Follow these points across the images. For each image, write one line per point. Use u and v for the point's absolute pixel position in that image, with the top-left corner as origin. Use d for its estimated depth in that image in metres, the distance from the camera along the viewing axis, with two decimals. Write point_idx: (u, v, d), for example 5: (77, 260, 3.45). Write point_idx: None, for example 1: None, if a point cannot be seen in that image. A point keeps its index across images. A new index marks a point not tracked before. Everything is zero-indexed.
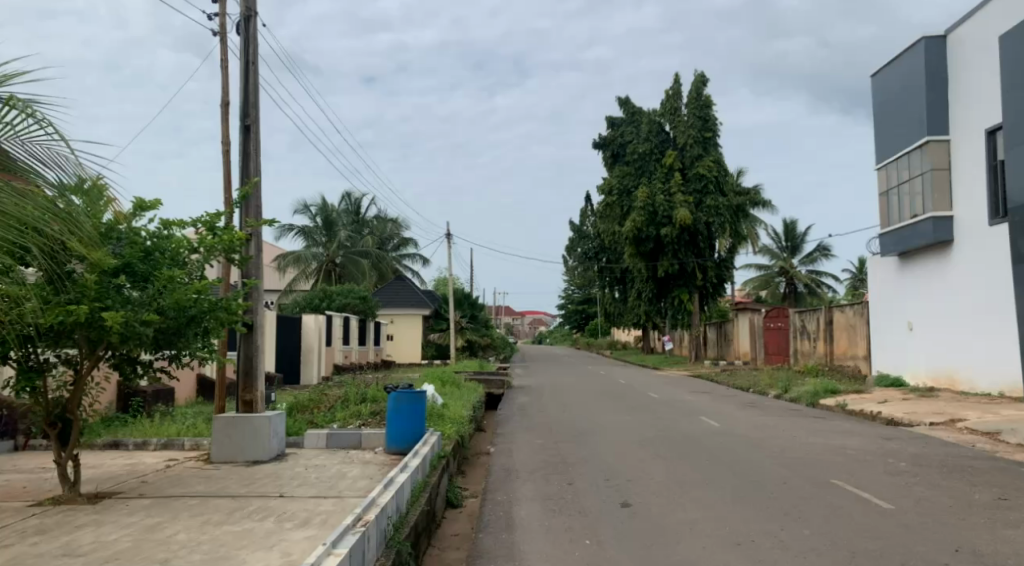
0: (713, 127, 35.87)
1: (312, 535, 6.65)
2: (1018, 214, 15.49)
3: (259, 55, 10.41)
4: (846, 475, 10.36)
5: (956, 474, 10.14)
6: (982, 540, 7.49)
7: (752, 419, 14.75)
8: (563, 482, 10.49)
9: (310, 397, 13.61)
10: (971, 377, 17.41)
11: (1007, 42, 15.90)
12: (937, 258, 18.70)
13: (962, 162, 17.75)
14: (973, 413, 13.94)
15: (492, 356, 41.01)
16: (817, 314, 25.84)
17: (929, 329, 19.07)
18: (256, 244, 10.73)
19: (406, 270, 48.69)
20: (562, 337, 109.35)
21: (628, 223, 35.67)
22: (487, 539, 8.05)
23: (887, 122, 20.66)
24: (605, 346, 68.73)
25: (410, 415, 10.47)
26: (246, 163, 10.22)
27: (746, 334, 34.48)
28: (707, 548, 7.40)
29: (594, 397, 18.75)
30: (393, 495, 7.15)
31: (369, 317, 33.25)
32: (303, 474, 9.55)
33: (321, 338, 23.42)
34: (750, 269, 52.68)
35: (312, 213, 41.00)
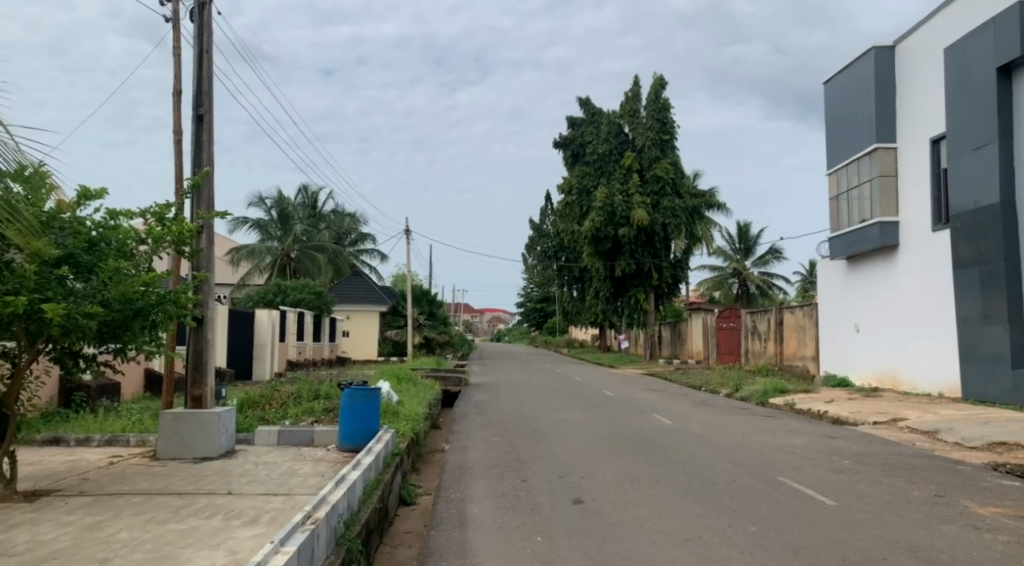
0: (670, 130, 36.39)
1: (260, 533, 6.52)
2: (959, 221, 16.04)
3: (213, 44, 10.19)
4: (794, 472, 10.61)
5: (897, 472, 10.46)
6: (919, 536, 7.73)
7: (704, 417, 14.98)
8: (517, 479, 10.54)
9: (262, 393, 13.36)
10: (913, 378, 18.00)
11: (953, 54, 16.44)
12: (883, 263, 19.28)
13: (908, 169, 18.29)
14: (914, 412, 14.40)
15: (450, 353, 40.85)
16: (768, 315, 26.40)
17: (875, 331, 19.62)
18: (207, 237, 10.48)
19: (363, 266, 48.27)
20: (520, 336, 109.66)
21: (588, 223, 35.97)
22: (439, 537, 8.02)
23: (838, 129, 21.20)
24: (562, 345, 69.14)
25: (363, 413, 10.36)
26: (198, 153, 9.98)
27: (699, 334, 35.05)
28: (657, 544, 7.50)
29: (550, 395, 18.85)
30: (344, 493, 7.06)
31: (324, 313, 32.81)
32: (253, 472, 9.38)
33: (274, 334, 23.03)
34: (705, 270, 53.56)
35: (267, 206, 40.29)
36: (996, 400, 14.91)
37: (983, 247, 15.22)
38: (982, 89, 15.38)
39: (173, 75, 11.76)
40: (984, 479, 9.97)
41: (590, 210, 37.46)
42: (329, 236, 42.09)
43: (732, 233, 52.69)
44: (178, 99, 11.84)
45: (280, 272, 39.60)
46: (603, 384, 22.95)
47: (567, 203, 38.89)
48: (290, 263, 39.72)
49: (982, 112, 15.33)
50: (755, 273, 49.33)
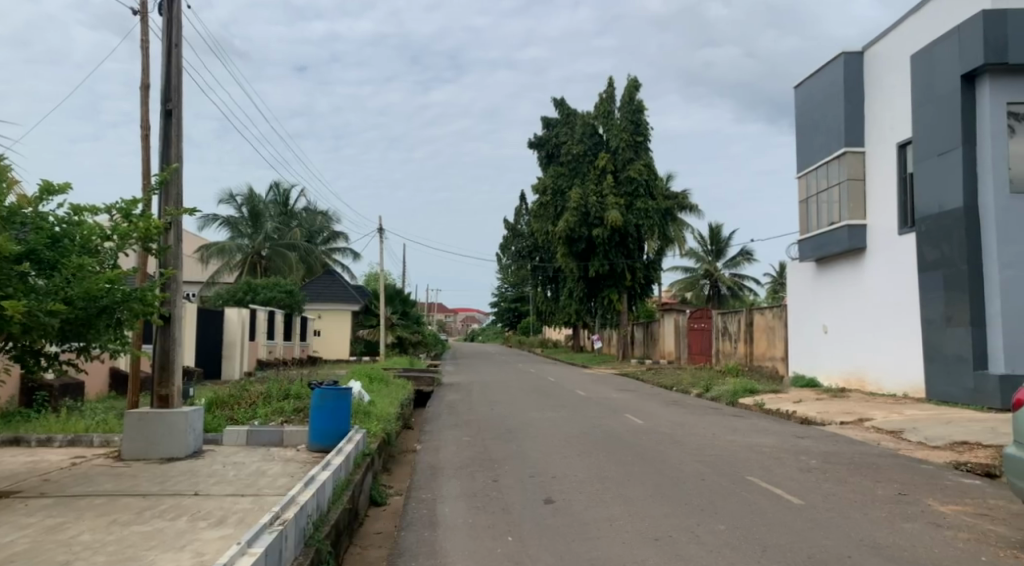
0: (644, 131, 36.56)
1: (226, 534, 6.43)
2: (925, 224, 16.36)
3: (182, 38, 10.03)
4: (763, 471, 10.73)
5: (863, 471, 10.62)
6: (883, 534, 7.85)
7: (675, 417, 15.10)
8: (488, 479, 10.52)
9: (231, 392, 13.20)
10: (879, 378, 18.32)
11: (918, 60, 16.76)
12: (851, 265, 19.59)
13: (875, 173, 18.60)
14: (880, 413, 14.66)
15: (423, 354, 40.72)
16: (739, 316, 26.69)
17: (842, 332, 19.93)
18: (176, 233, 10.32)
19: (336, 265, 47.96)
20: (493, 336, 109.71)
21: (562, 224, 36.10)
22: (409, 537, 7.98)
23: (807, 133, 21.51)
24: (536, 345, 69.29)
25: (334, 412, 10.27)
26: (167, 148, 9.83)
27: (670, 335, 35.33)
28: (626, 544, 7.52)
29: (523, 394, 18.86)
30: (313, 494, 6.99)
31: (295, 312, 32.48)
32: (221, 472, 9.24)
33: (244, 332, 22.75)
34: (677, 271, 54.03)
35: (238, 204, 39.81)
36: (958, 400, 15.24)
37: (947, 250, 15.52)
38: (947, 95, 15.68)
39: (140, 68, 11.54)
40: (945, 478, 10.17)
41: (565, 211, 37.59)
42: (300, 234, 41.67)
43: (704, 235, 53.11)
44: (146, 93, 11.61)
45: (251, 270, 39.15)
46: (576, 383, 23.03)
47: (542, 203, 38.96)
48: (261, 261, 39.32)
49: (946, 118, 15.64)
50: (727, 275, 49.85)
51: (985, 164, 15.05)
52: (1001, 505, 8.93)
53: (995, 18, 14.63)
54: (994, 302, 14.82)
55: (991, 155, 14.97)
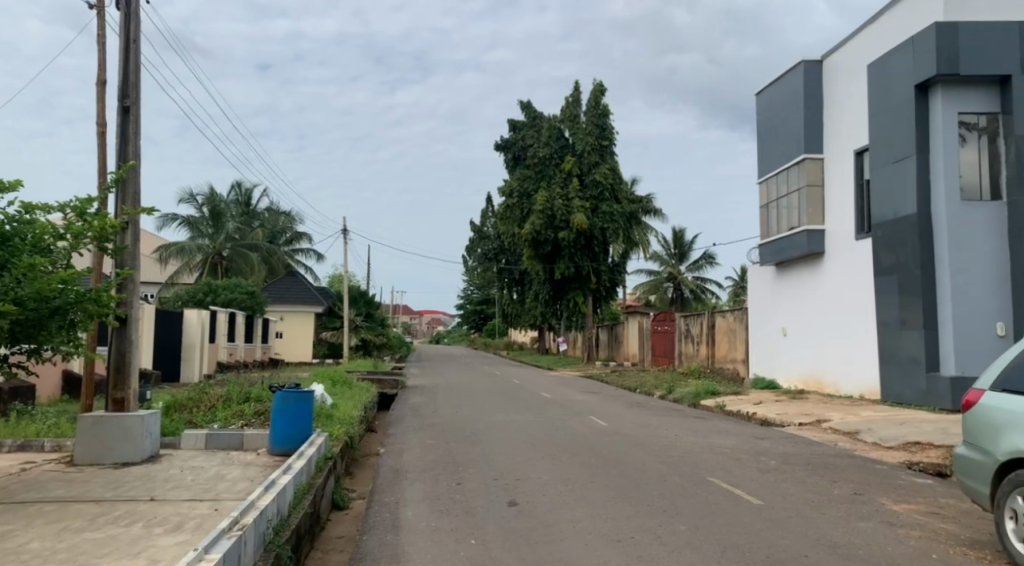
0: (610, 136, 36.93)
1: (183, 540, 6.30)
2: (881, 230, 16.75)
3: (141, 33, 9.81)
4: (724, 472, 10.88)
5: (820, 472, 10.84)
6: (839, 533, 8.00)
7: (637, 419, 15.24)
8: (452, 482, 10.49)
9: (189, 395, 12.96)
10: (835, 380, 18.71)
11: (874, 70, 17.19)
12: (810, 269, 19.99)
13: (833, 179, 19.01)
14: (837, 414, 14.96)
15: (387, 356, 40.51)
16: (702, 319, 27.11)
17: (800, 335, 20.34)
18: (133, 233, 10.08)
19: (299, 266, 47.44)
20: (460, 338, 109.40)
21: (528, 226, 36.18)
22: (371, 541, 7.92)
23: (768, 139, 21.91)
24: (502, 347, 69.38)
25: (296, 415, 10.13)
26: (123, 146, 9.59)
27: (634, 337, 35.66)
28: (588, 545, 7.56)
29: (486, 396, 18.89)
30: (273, 498, 6.88)
31: (257, 314, 31.94)
32: (178, 477, 9.06)
33: (204, 334, 22.37)
34: (641, 274, 54.45)
35: (198, 203, 39.07)
36: (912, 402, 15.64)
37: (902, 255, 15.92)
38: (902, 104, 16.08)
39: (97, 64, 11.29)
40: (899, 477, 10.43)
41: (531, 213, 37.69)
42: (262, 235, 41.12)
43: (667, 238, 53.62)
44: (102, 89, 11.34)
45: (211, 271, 38.39)
46: (540, 385, 23.10)
47: (507, 205, 38.98)
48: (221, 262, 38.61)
49: (901, 126, 16.06)
50: (689, 278, 50.46)
51: (937, 171, 15.49)
52: (951, 504, 9.16)
53: (948, 30, 15.04)
54: (946, 306, 15.24)
55: (944, 163, 15.41)
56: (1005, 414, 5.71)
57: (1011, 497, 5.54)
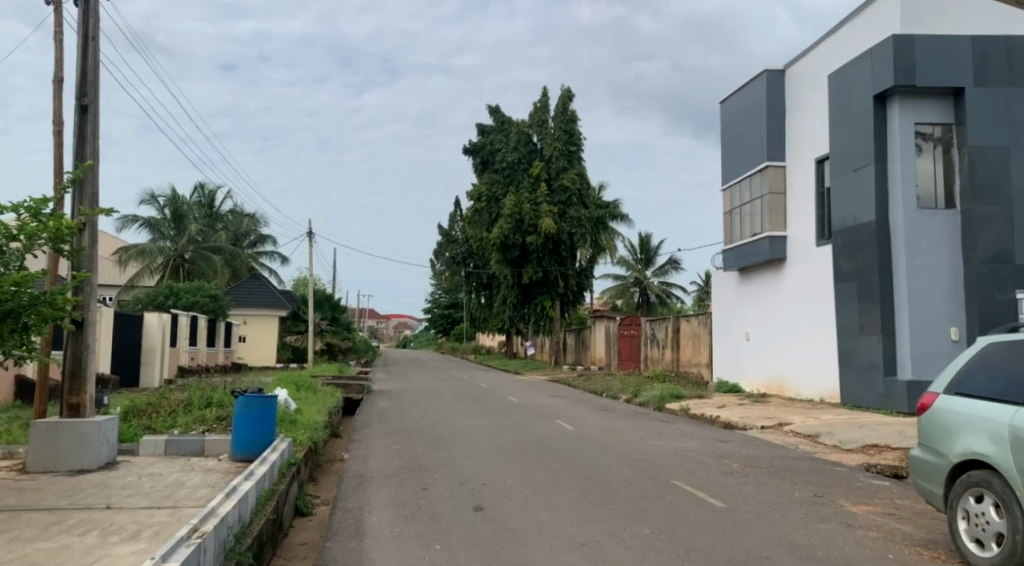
0: (577, 141, 37.20)
1: (141, 549, 6.16)
2: (840, 237, 17.11)
3: (100, 31, 9.60)
4: (688, 475, 11.01)
5: (781, 474, 11.03)
6: (799, 534, 8.15)
7: (603, 423, 15.34)
8: (418, 487, 10.42)
9: (149, 401, 12.73)
10: (796, 384, 19.04)
11: (834, 80, 17.55)
12: (772, 275, 20.32)
13: (794, 187, 19.37)
14: (798, 417, 15.22)
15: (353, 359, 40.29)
16: (667, 323, 27.47)
17: (763, 340, 20.65)
18: (90, 234, 9.84)
19: (263, 269, 46.92)
20: (428, 342, 108.99)
21: (496, 230, 36.23)
22: (333, 547, 7.83)
23: (731, 147, 22.26)
24: (469, 351, 69.26)
25: (259, 421, 9.97)
26: (81, 145, 9.38)
27: (601, 342, 35.88)
28: (554, 549, 7.58)
29: (453, 401, 18.87)
30: (235, 504, 6.76)
31: (220, 318, 31.34)
32: (136, 484, 8.84)
33: (165, 338, 21.97)
34: (608, 278, 54.80)
35: (159, 204, 38.60)
36: (870, 406, 15.97)
37: (862, 262, 16.25)
38: (861, 114, 16.45)
39: (53, 61, 11.02)
40: (857, 479, 10.64)
41: (499, 217, 37.76)
42: (226, 237, 40.63)
43: (634, 243, 54.03)
44: (58, 87, 11.08)
45: (173, 273, 37.71)
46: (508, 390, 23.13)
47: (476, 209, 39.01)
48: (183, 264, 37.88)
49: (860, 135, 16.43)
50: (655, 283, 50.95)
51: (894, 181, 15.86)
52: (906, 504, 9.39)
53: (904, 42, 15.44)
54: (903, 311, 15.61)
55: (901, 172, 15.79)
56: (959, 416, 5.85)
57: (964, 497, 5.68)
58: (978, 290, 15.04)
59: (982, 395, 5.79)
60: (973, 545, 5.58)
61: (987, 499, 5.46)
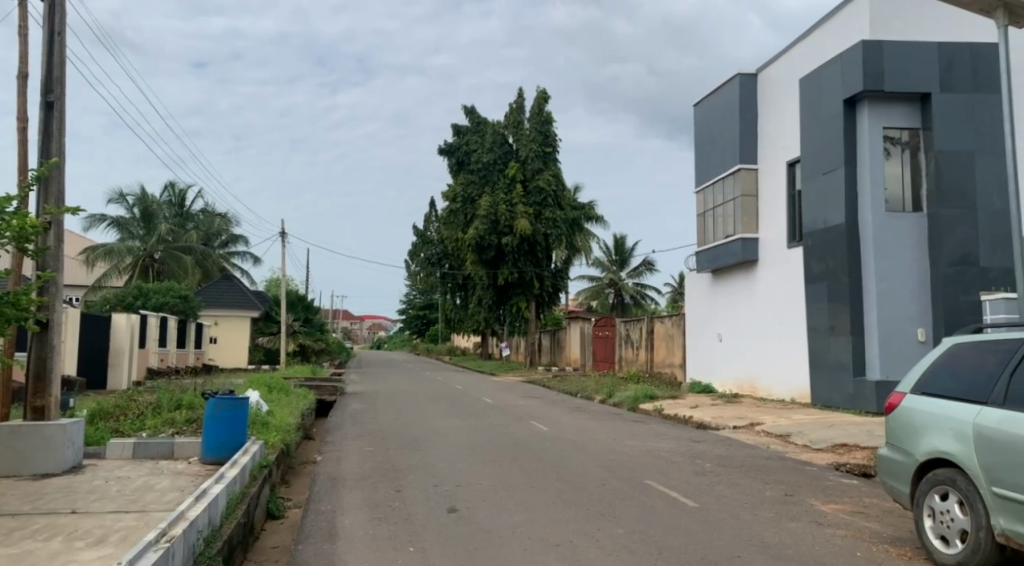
0: (553, 143, 37.35)
1: (107, 554, 6.05)
2: (811, 239, 17.35)
3: (66, 26, 9.40)
4: (661, 475, 11.07)
5: (753, 473, 11.15)
6: (770, 533, 8.24)
7: (577, 423, 15.40)
8: (392, 489, 10.35)
9: (116, 403, 12.51)
10: (767, 384, 19.28)
11: (806, 84, 17.79)
12: (744, 276, 20.56)
13: (766, 189, 19.62)
14: (769, 417, 15.41)
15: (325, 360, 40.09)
16: (641, 324, 27.67)
17: (735, 340, 20.87)
18: (55, 233, 9.62)
19: (235, 269, 46.43)
20: (402, 343, 108.50)
21: (471, 230, 36.22)
22: (306, 550, 7.76)
23: (704, 149, 22.47)
24: (444, 352, 69.11)
25: (230, 422, 9.82)
26: (46, 143, 9.17)
27: (576, 343, 36.00)
28: (528, 550, 7.57)
29: (428, 402, 18.82)
30: (205, 508, 6.65)
31: (190, 319, 30.87)
32: (103, 488, 8.67)
33: (134, 339, 21.62)
34: (583, 279, 55.00)
35: (128, 204, 38.04)
36: (839, 405, 16.21)
37: (832, 263, 16.50)
38: (832, 118, 16.69)
39: (18, 56, 10.77)
40: (826, 478, 10.78)
41: (474, 217, 37.72)
42: (197, 236, 40.04)
43: (608, 245, 54.29)
44: (23, 82, 10.85)
45: (143, 274, 37.09)
46: (482, 391, 23.10)
47: (451, 210, 38.92)
48: (153, 264, 37.25)
49: (830, 139, 16.67)
50: (629, 284, 51.30)
51: (863, 184, 16.13)
52: (874, 503, 9.54)
53: (873, 48, 15.71)
54: (872, 313, 15.88)
55: (870, 175, 16.06)
56: (926, 415, 5.95)
57: (930, 496, 5.77)
58: (944, 292, 15.35)
59: (947, 394, 5.89)
60: (938, 542, 5.69)
61: (952, 496, 5.56)
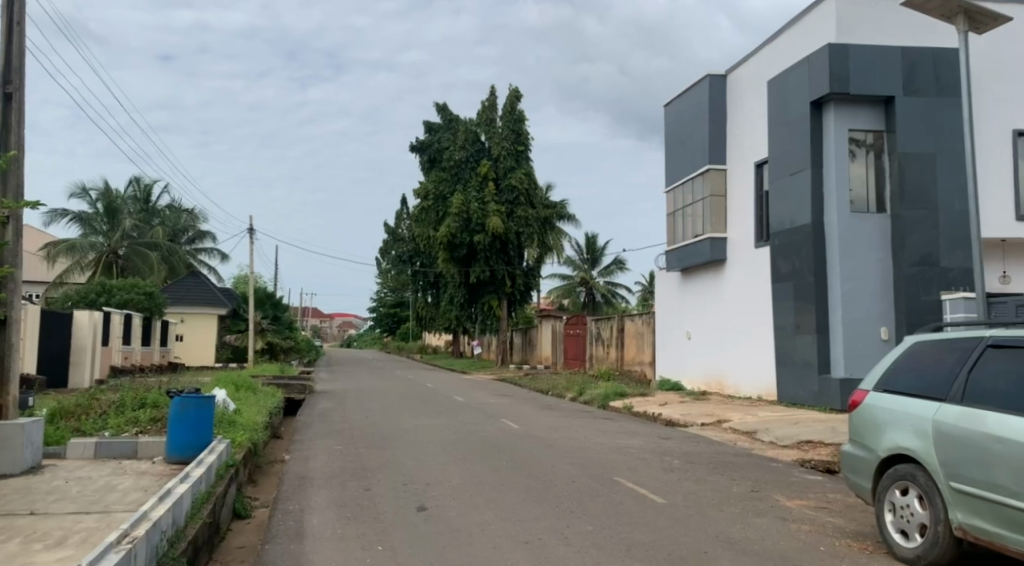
0: (525, 141, 37.40)
1: (66, 556, 5.91)
2: (778, 238, 17.60)
3: (26, 16, 9.16)
4: (630, 472, 11.15)
5: (720, 470, 11.29)
6: (736, 529, 8.34)
7: (548, 421, 15.46)
8: (360, 488, 10.29)
9: (78, 402, 12.25)
10: (735, 381, 19.54)
11: (773, 86, 18.04)
12: (712, 275, 20.81)
13: (734, 190, 19.87)
14: (737, 414, 15.59)
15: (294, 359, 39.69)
16: (612, 322, 27.88)
17: (703, 339, 21.11)
18: (13, 228, 9.35)
19: (202, 266, 45.83)
20: (373, 341, 107.87)
21: (443, 228, 36.13)
22: (273, 550, 7.67)
23: (674, 149, 22.67)
24: (415, 350, 68.87)
25: (195, 422, 9.65)
26: (4, 135, 8.92)
27: (548, 341, 36.12)
28: (498, 548, 7.56)
29: (398, 400, 18.76)
30: (168, 509, 6.51)
31: (155, 317, 30.33)
32: (63, 489, 8.50)
33: (96, 336, 21.25)
34: (555, 278, 55.16)
35: (91, 199, 37.40)
36: (805, 402, 16.48)
37: (798, 263, 16.76)
38: (799, 119, 16.93)
39: None
40: (792, 475, 10.94)
41: (446, 215, 37.58)
42: (163, 233, 39.40)
43: (580, 243, 54.52)
44: None
45: (105, 270, 36.32)
46: (453, 389, 23.00)
47: (423, 207, 38.76)
48: (117, 261, 36.53)
49: (797, 139, 16.92)
50: (601, 282, 51.58)
51: (829, 185, 16.41)
52: (837, 498, 9.72)
53: (839, 52, 15.96)
54: (837, 311, 16.18)
55: (835, 176, 16.34)
56: (888, 412, 6.05)
57: (891, 490, 5.88)
58: (906, 291, 15.68)
59: (908, 392, 6.01)
60: (898, 536, 5.81)
61: (913, 492, 5.66)
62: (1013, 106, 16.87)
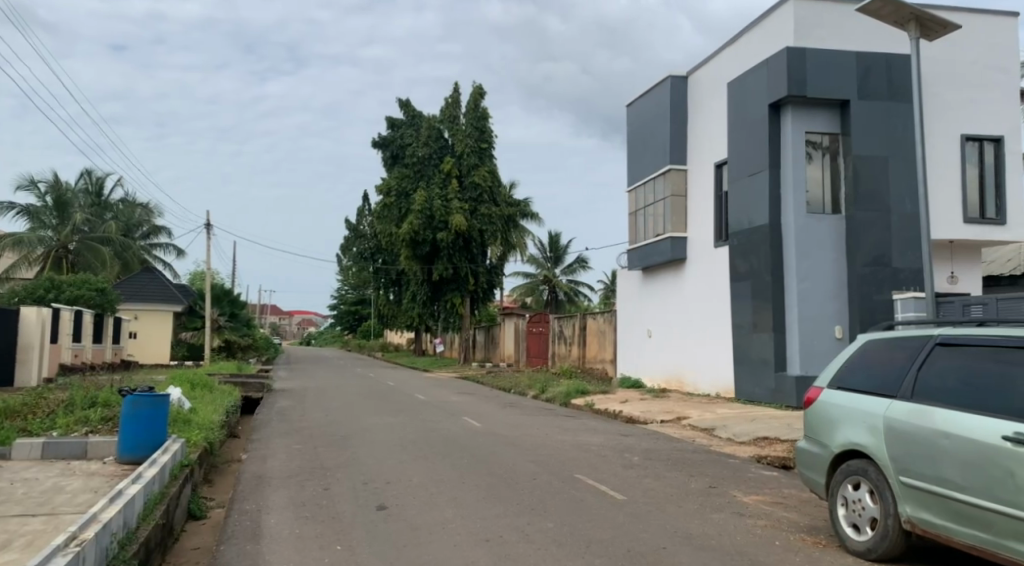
0: (488, 139, 37.28)
1: (11, 559, 5.75)
2: (737, 238, 17.87)
3: None
4: (590, 469, 11.22)
5: (679, 466, 11.42)
6: (694, 525, 8.44)
7: (509, 418, 15.49)
8: (318, 487, 10.16)
9: (23, 402, 11.89)
10: (694, 379, 19.82)
11: (733, 88, 18.30)
12: (673, 274, 21.06)
13: (695, 191, 20.14)
14: (696, 411, 15.80)
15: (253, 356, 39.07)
16: (573, 321, 28.05)
17: (664, 337, 21.35)
18: None
19: (157, 263, 44.84)
20: (333, 339, 106.58)
21: (406, 226, 35.91)
22: (229, 551, 7.54)
23: (636, 149, 22.86)
24: (376, 348, 68.28)
25: (148, 422, 9.40)
26: None
27: (511, 339, 36.15)
28: (458, 546, 7.53)
29: (358, 398, 18.62)
30: (119, 510, 6.37)
31: (106, 314, 29.54)
32: (8, 491, 8.22)
33: (44, 334, 20.72)
34: (519, 277, 55.25)
35: (39, 192, 36.31)
36: (762, 400, 16.78)
37: (756, 262, 17.04)
38: (758, 121, 17.21)
39: None
40: (747, 471, 11.10)
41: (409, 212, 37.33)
42: (116, 227, 38.48)
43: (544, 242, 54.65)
44: None
45: (54, 265, 35.31)
46: (414, 388, 22.79)
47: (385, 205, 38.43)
48: (67, 256, 35.60)
49: (756, 140, 17.21)
50: (563, 281, 51.78)
51: (786, 186, 16.72)
52: (792, 493, 9.90)
53: (797, 54, 16.23)
54: (793, 310, 16.50)
55: (793, 177, 16.66)
56: (840, 409, 6.18)
57: (843, 485, 6.00)
58: (860, 291, 16.05)
59: (859, 390, 6.14)
60: (850, 530, 5.94)
61: (864, 487, 5.79)
62: (962, 111, 17.40)
